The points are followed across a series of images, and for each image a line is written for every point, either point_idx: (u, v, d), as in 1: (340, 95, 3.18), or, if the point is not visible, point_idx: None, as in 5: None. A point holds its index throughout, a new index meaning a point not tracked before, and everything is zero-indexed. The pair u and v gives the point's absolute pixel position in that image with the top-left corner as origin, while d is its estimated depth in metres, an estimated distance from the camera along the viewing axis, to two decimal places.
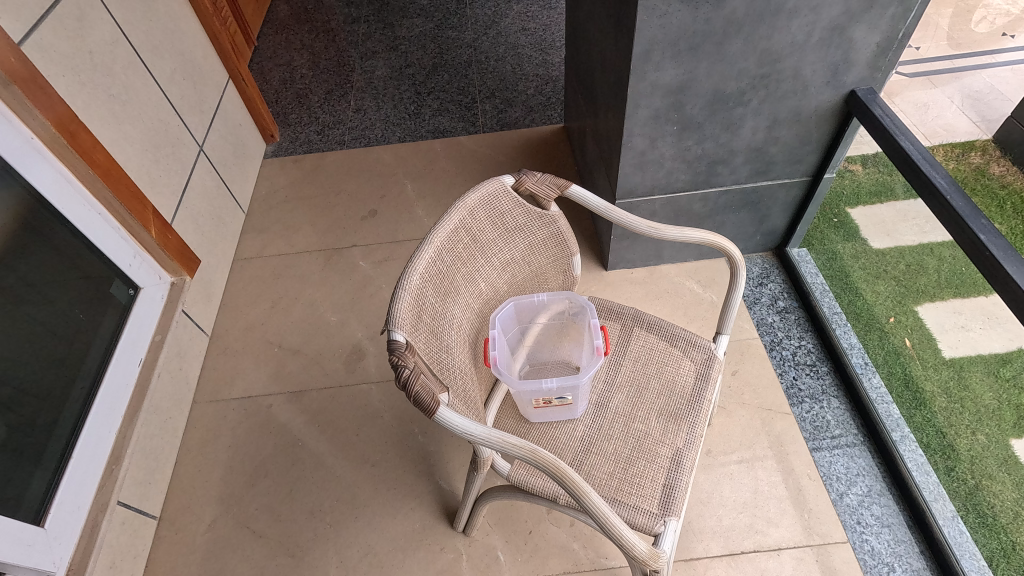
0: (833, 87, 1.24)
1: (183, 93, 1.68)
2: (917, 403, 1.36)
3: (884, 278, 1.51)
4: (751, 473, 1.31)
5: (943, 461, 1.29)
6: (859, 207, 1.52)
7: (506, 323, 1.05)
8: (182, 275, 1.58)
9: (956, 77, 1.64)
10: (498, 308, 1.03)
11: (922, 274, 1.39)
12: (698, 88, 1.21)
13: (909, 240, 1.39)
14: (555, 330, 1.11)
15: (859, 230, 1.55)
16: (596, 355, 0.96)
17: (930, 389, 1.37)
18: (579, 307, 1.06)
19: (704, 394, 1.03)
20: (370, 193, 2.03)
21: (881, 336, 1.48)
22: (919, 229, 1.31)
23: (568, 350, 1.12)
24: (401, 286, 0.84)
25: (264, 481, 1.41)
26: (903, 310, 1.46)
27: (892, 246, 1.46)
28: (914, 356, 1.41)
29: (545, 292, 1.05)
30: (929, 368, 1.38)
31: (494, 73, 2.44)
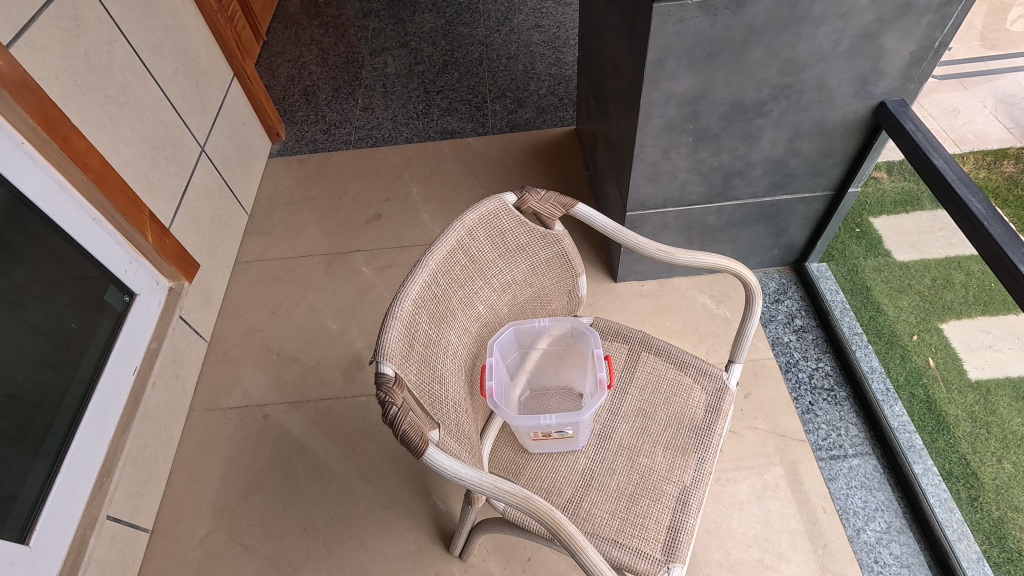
0: (861, 98, 1.17)
1: (184, 93, 1.65)
2: (939, 427, 1.30)
3: (908, 292, 1.43)
4: (761, 503, 1.25)
5: (966, 491, 1.22)
6: (882, 217, 1.43)
7: (505, 350, 0.99)
8: (180, 280, 1.54)
9: (988, 80, 1.55)
10: (496, 333, 0.97)
11: (948, 289, 1.30)
12: (715, 98, 1.14)
13: (936, 253, 1.29)
14: (556, 356, 1.04)
15: (881, 241, 1.46)
16: (600, 388, 0.90)
17: (953, 413, 1.29)
18: (583, 336, 1.00)
19: (715, 428, 0.98)
20: (375, 195, 1.98)
21: (902, 354, 1.41)
22: (946, 242, 1.22)
23: (570, 375, 1.06)
24: (393, 314, 0.79)
25: (258, 495, 1.37)
26: (928, 327, 1.38)
27: (916, 259, 1.38)
28: (937, 377, 1.34)
29: (547, 316, 0.99)
30: (953, 391, 1.30)
31: (506, 72, 2.37)
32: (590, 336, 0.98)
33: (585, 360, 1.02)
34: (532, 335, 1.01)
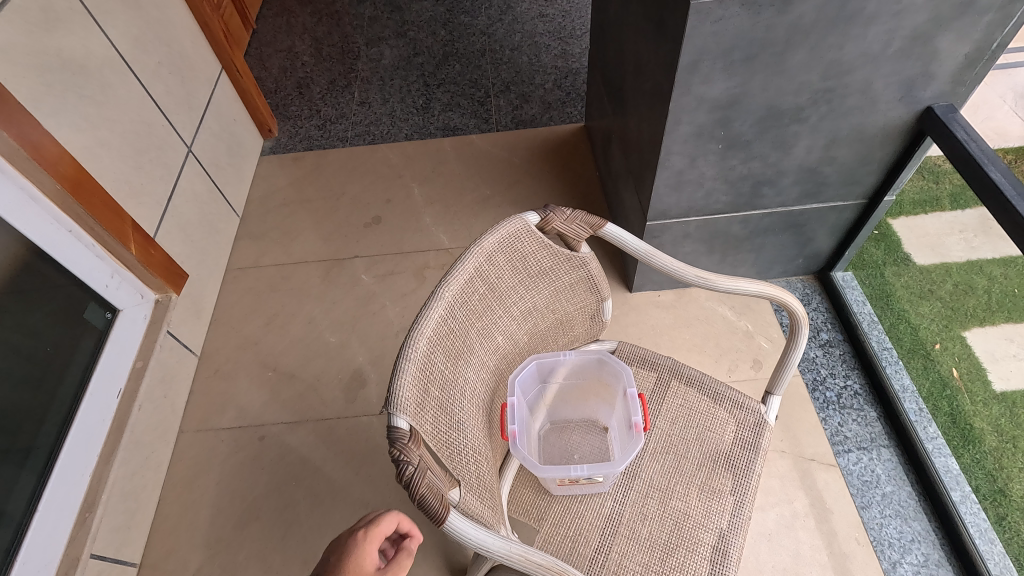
0: (906, 103, 1.08)
1: (169, 89, 1.53)
2: (966, 441, 1.26)
3: (929, 299, 1.41)
4: (791, 533, 1.18)
5: (994, 509, 1.18)
6: (900, 218, 1.39)
7: (524, 386, 0.90)
8: (167, 292, 1.44)
9: None
10: (517, 369, 0.89)
11: (971, 295, 1.32)
12: (750, 102, 1.05)
13: (957, 257, 1.32)
14: (580, 389, 0.95)
15: (900, 245, 1.44)
16: (635, 432, 0.82)
17: (979, 425, 1.27)
18: (612, 372, 0.90)
19: (754, 469, 0.90)
20: (374, 197, 1.88)
21: (925, 362, 1.38)
22: (968, 244, 1.27)
23: (594, 408, 0.97)
24: (404, 357, 0.70)
25: (255, 524, 1.29)
26: (951, 335, 1.36)
27: (937, 263, 1.38)
28: (961, 389, 1.31)
29: (573, 349, 0.90)
30: (978, 402, 1.28)
31: (510, 65, 2.26)
32: (621, 373, 0.89)
33: (613, 395, 0.93)
34: (554, 369, 0.92)
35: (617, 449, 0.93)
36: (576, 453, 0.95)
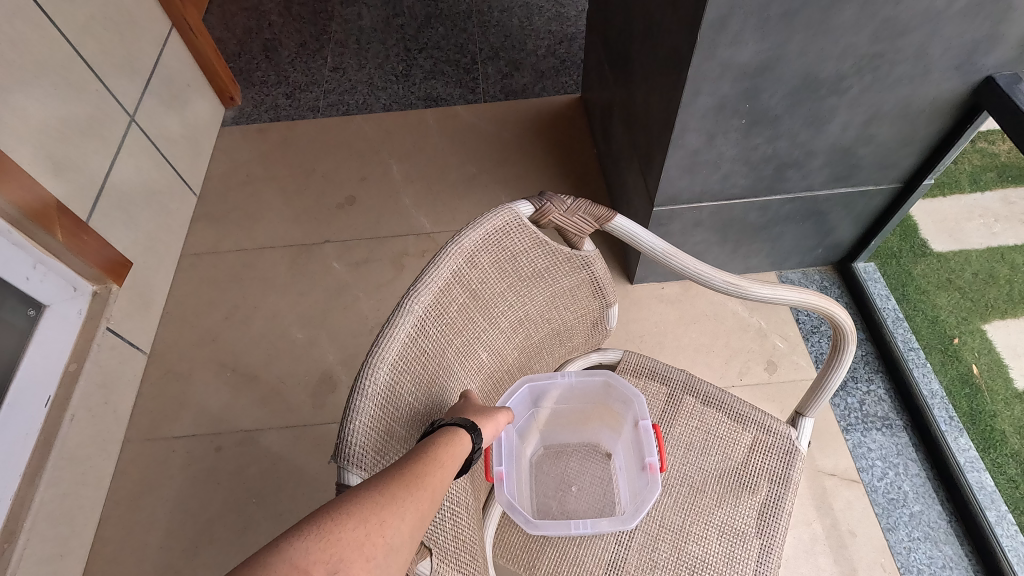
0: (963, 73, 0.92)
1: (105, 49, 1.32)
2: (985, 444, 1.16)
3: (948, 289, 1.30)
4: (809, 559, 1.06)
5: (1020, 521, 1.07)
6: (919, 203, 1.24)
7: (514, 413, 0.75)
8: (107, 283, 1.27)
9: None
10: (506, 394, 0.73)
11: (993, 287, 1.22)
12: (784, 70, 0.88)
13: (975, 242, 1.23)
14: (579, 409, 0.81)
15: (915, 229, 1.30)
16: (650, 471, 0.69)
17: (1001, 428, 1.16)
18: (620, 395, 0.75)
19: (784, 506, 0.76)
20: (348, 174, 1.70)
21: (943, 359, 1.26)
22: (992, 230, 1.19)
23: (595, 430, 0.82)
24: (359, 393, 0.55)
25: (209, 549, 1.15)
26: (970, 329, 1.25)
27: (954, 251, 1.27)
28: (982, 387, 1.20)
29: (573, 369, 0.76)
30: (999, 402, 1.17)
31: (499, 28, 2.05)
32: (632, 398, 0.74)
33: (619, 419, 0.78)
34: (549, 390, 0.77)
35: (624, 481, 0.79)
36: (575, 484, 0.80)
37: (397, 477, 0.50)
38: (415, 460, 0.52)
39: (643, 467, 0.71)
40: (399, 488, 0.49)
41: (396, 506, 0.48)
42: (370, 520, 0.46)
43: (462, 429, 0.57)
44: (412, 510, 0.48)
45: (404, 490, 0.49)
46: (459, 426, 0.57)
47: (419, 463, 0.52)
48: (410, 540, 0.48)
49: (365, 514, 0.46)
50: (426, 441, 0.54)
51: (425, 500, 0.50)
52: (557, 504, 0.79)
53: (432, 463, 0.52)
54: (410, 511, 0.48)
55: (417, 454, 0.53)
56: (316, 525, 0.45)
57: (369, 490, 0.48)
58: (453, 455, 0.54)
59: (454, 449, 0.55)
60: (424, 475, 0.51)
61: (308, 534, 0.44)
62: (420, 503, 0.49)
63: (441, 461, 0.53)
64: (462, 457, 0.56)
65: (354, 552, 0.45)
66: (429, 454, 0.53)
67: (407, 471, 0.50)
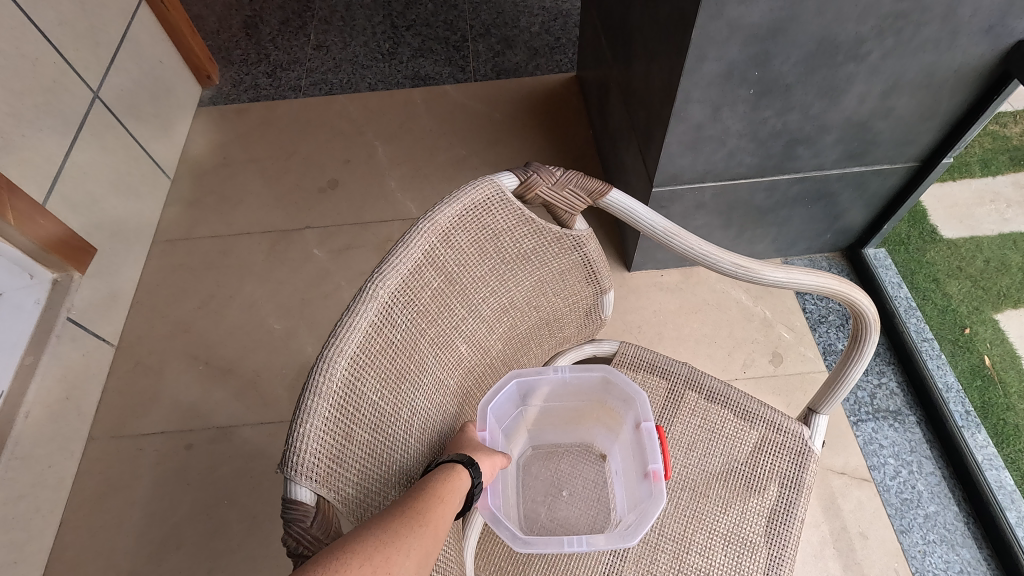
0: (993, 37, 0.84)
1: (63, 18, 1.23)
2: (999, 439, 1.09)
3: (958, 276, 1.23)
4: (818, 564, 1.00)
5: None
6: (931, 189, 1.18)
7: (500, 413, 0.67)
8: (68, 271, 1.19)
9: None
10: (492, 391, 0.65)
11: (1005, 274, 1.18)
12: (797, 31, 0.80)
13: (986, 229, 1.20)
14: (572, 407, 0.73)
15: (925, 215, 1.25)
16: (652, 482, 0.62)
17: (1014, 422, 1.09)
18: (621, 395, 0.67)
19: (796, 513, 0.69)
20: (330, 157, 1.61)
21: (955, 349, 1.19)
22: (1000, 219, 1.18)
23: (590, 430, 0.75)
24: (310, 392, 0.47)
25: (177, 553, 1.08)
26: (981, 318, 1.19)
27: (965, 238, 1.22)
28: (994, 379, 1.14)
29: (568, 365, 0.67)
30: (1013, 395, 1.11)
31: (491, 4, 1.95)
32: (634, 397, 0.66)
33: (618, 420, 0.70)
34: (542, 387, 0.69)
35: (621, 487, 0.71)
36: (566, 489, 0.73)
37: (400, 514, 0.46)
38: (417, 495, 0.49)
39: (646, 476, 0.63)
40: (403, 524, 0.46)
41: (401, 543, 0.44)
42: (374, 559, 0.43)
43: (460, 465, 0.52)
44: (416, 548, 0.45)
45: (408, 526, 0.46)
46: (458, 461, 0.53)
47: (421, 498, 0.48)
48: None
49: (371, 551, 0.43)
50: (426, 477, 0.51)
51: (431, 537, 0.46)
52: (547, 511, 0.72)
53: (436, 498, 0.49)
54: (415, 547, 0.45)
55: (419, 490, 0.49)
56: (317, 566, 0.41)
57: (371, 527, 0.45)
58: (456, 490, 0.51)
59: (457, 483, 0.51)
60: (427, 510, 0.48)
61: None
62: (425, 540, 0.46)
63: (445, 496, 0.50)
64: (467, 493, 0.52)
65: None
66: (431, 489, 0.50)
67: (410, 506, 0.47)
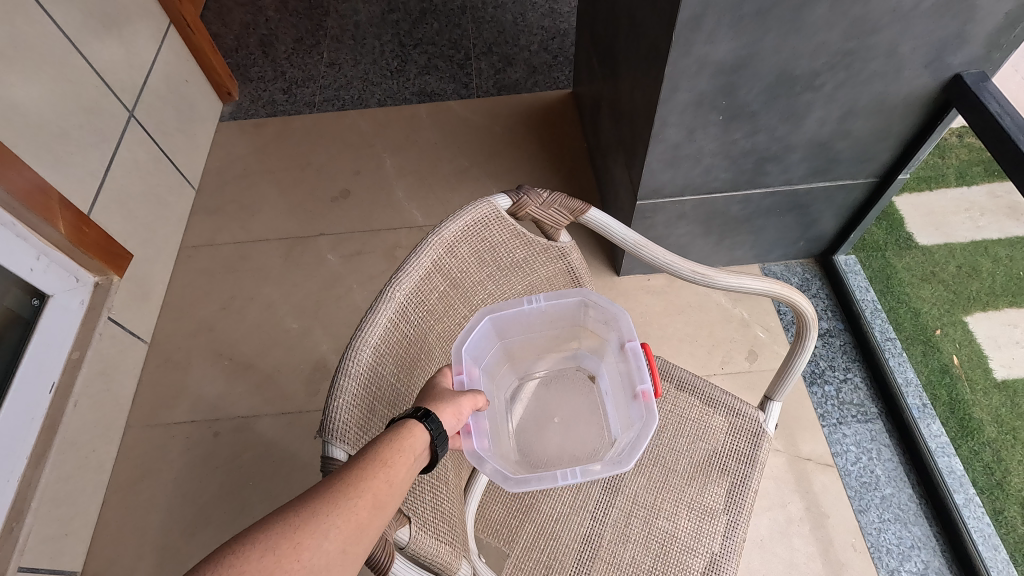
0: (933, 70, 0.95)
1: (102, 45, 1.35)
2: (963, 432, 1.20)
3: (932, 281, 1.32)
4: (784, 540, 1.11)
5: (992, 504, 1.12)
6: (903, 197, 1.30)
7: (479, 350, 0.70)
8: (107, 274, 1.31)
9: None
10: (467, 329, 0.67)
11: (975, 279, 1.25)
12: (759, 67, 0.91)
13: (960, 236, 1.27)
14: (556, 334, 0.77)
15: (902, 222, 1.35)
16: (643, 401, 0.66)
17: (978, 415, 1.20)
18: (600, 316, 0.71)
19: (750, 485, 0.80)
20: (342, 168, 1.73)
21: (924, 350, 1.29)
22: (974, 224, 1.23)
23: (576, 355, 0.80)
24: (342, 374, 0.59)
25: (206, 530, 1.19)
26: (952, 320, 1.28)
27: (941, 244, 1.31)
28: (961, 377, 1.24)
29: (543, 294, 0.70)
30: (978, 391, 1.21)
31: (493, 23, 2.07)
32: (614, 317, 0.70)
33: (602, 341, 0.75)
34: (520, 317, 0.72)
35: (611, 407, 0.76)
36: (558, 416, 0.79)
37: (327, 491, 0.46)
38: (349, 468, 0.48)
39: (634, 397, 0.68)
40: (325, 504, 0.45)
41: (318, 523, 0.44)
42: (285, 543, 0.43)
43: (410, 424, 0.53)
44: (336, 528, 0.44)
45: (331, 505, 0.45)
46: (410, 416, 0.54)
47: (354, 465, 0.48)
48: (345, 556, 0.44)
49: (281, 536, 0.43)
50: (369, 442, 0.51)
51: (364, 508, 0.46)
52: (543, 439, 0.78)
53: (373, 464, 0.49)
54: (335, 526, 0.45)
55: (355, 462, 0.49)
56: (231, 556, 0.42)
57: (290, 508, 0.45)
58: (402, 455, 0.50)
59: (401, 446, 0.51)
60: (355, 486, 0.47)
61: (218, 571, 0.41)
62: (358, 512, 0.46)
63: (381, 467, 0.49)
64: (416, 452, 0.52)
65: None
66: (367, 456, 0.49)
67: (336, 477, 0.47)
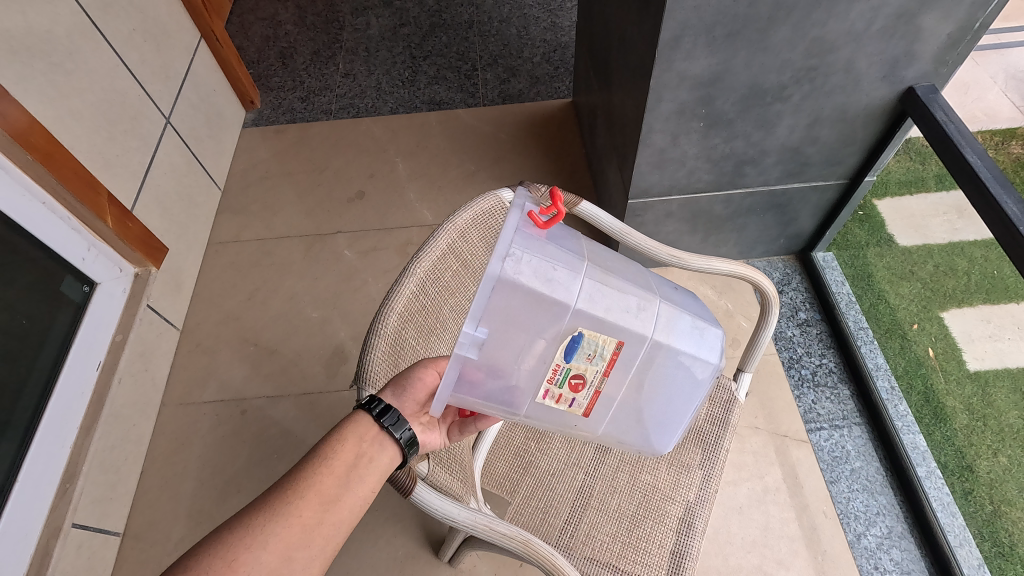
0: (889, 83, 1.07)
1: (144, 57, 1.48)
2: (936, 419, 1.30)
3: (910, 278, 1.41)
4: (761, 507, 1.22)
5: (960, 483, 1.22)
6: (886, 200, 1.41)
7: None
8: (146, 266, 1.43)
9: (999, 53, 1.23)
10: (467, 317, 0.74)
11: (951, 276, 1.32)
12: (732, 80, 1.04)
13: (938, 237, 1.31)
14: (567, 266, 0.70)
15: (885, 225, 1.44)
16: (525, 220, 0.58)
17: (951, 404, 1.29)
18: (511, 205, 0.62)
19: (722, 443, 0.92)
20: (357, 172, 1.86)
21: (902, 342, 1.39)
22: (950, 225, 1.26)
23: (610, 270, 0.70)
24: (374, 334, 0.71)
25: (236, 497, 1.31)
26: (928, 316, 1.36)
27: (919, 244, 1.37)
28: (936, 368, 1.33)
29: None
30: (951, 381, 1.30)
31: (498, 37, 2.20)
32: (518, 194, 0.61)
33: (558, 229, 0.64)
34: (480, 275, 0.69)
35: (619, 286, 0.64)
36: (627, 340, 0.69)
37: (266, 508, 0.57)
38: (286, 485, 0.59)
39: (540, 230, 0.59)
40: (264, 519, 0.56)
41: (259, 536, 0.55)
42: (231, 555, 0.54)
43: (348, 432, 0.62)
44: (276, 536, 0.56)
45: (270, 518, 0.56)
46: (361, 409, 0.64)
47: (305, 467, 0.60)
48: (287, 556, 0.55)
49: (227, 549, 0.54)
50: (314, 448, 0.62)
51: (313, 506, 0.58)
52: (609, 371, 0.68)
53: (323, 463, 0.60)
54: (276, 534, 0.56)
55: (291, 479, 0.59)
56: (199, 548, 0.55)
57: (253, 505, 0.57)
58: (339, 461, 0.61)
59: (350, 443, 0.62)
60: (291, 499, 0.58)
61: (191, 559, 0.54)
62: (305, 512, 0.57)
63: (314, 479, 0.59)
64: (370, 440, 0.63)
65: (239, 567, 0.54)
66: (318, 456, 0.61)
67: (291, 479, 0.59)
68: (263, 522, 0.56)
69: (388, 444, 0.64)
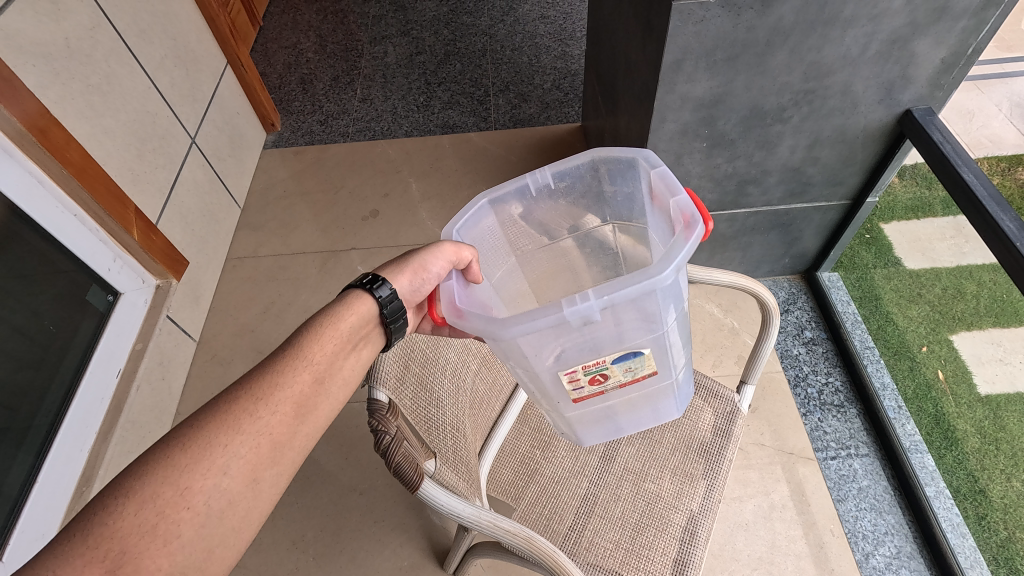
0: (886, 106, 1.11)
1: (174, 81, 1.57)
2: (948, 442, 1.28)
3: (919, 301, 1.39)
4: (767, 524, 1.22)
5: (974, 509, 1.21)
6: (893, 223, 1.39)
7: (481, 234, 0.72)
8: (168, 278, 1.49)
9: (1003, 82, 1.25)
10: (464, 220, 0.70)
11: (959, 300, 1.28)
12: (734, 102, 1.08)
13: (947, 262, 1.28)
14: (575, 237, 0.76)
15: (893, 248, 1.43)
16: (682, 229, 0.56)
17: (962, 427, 1.28)
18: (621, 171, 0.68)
19: (725, 453, 0.93)
20: (372, 191, 1.92)
21: (912, 365, 1.39)
22: (957, 249, 1.22)
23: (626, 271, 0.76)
24: None
25: None
26: (937, 338, 1.35)
27: (927, 267, 1.35)
28: (946, 391, 1.31)
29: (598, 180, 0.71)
30: (963, 404, 1.28)
31: (510, 64, 2.28)
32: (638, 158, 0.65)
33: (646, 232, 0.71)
34: (531, 198, 0.72)
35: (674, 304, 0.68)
36: None
37: (220, 421, 0.53)
38: (246, 395, 0.55)
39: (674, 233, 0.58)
40: (221, 435, 0.52)
41: (217, 454, 0.51)
42: (183, 480, 0.49)
43: (320, 336, 0.60)
44: (236, 450, 0.52)
45: (228, 435, 0.52)
46: (354, 286, 0.65)
47: (273, 372, 0.57)
48: (251, 472, 0.52)
49: (177, 474, 0.49)
50: (278, 354, 0.58)
51: (284, 419, 0.55)
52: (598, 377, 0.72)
53: (294, 365, 0.57)
54: (239, 450, 0.52)
55: (249, 389, 0.55)
56: (143, 471, 0.49)
57: (212, 418, 0.53)
58: (309, 367, 0.58)
59: (327, 342, 0.60)
60: (254, 410, 0.54)
61: (132, 482, 0.48)
62: (274, 426, 0.54)
63: (279, 386, 0.56)
64: (346, 339, 0.61)
65: (198, 490, 0.49)
66: (288, 360, 0.58)
67: (258, 387, 0.55)
68: (226, 436, 0.52)
69: (375, 336, 0.65)
